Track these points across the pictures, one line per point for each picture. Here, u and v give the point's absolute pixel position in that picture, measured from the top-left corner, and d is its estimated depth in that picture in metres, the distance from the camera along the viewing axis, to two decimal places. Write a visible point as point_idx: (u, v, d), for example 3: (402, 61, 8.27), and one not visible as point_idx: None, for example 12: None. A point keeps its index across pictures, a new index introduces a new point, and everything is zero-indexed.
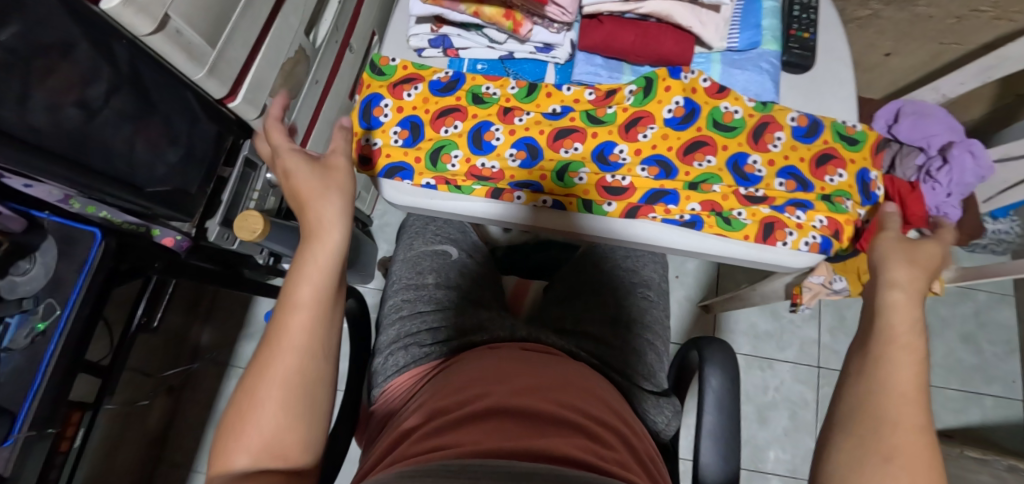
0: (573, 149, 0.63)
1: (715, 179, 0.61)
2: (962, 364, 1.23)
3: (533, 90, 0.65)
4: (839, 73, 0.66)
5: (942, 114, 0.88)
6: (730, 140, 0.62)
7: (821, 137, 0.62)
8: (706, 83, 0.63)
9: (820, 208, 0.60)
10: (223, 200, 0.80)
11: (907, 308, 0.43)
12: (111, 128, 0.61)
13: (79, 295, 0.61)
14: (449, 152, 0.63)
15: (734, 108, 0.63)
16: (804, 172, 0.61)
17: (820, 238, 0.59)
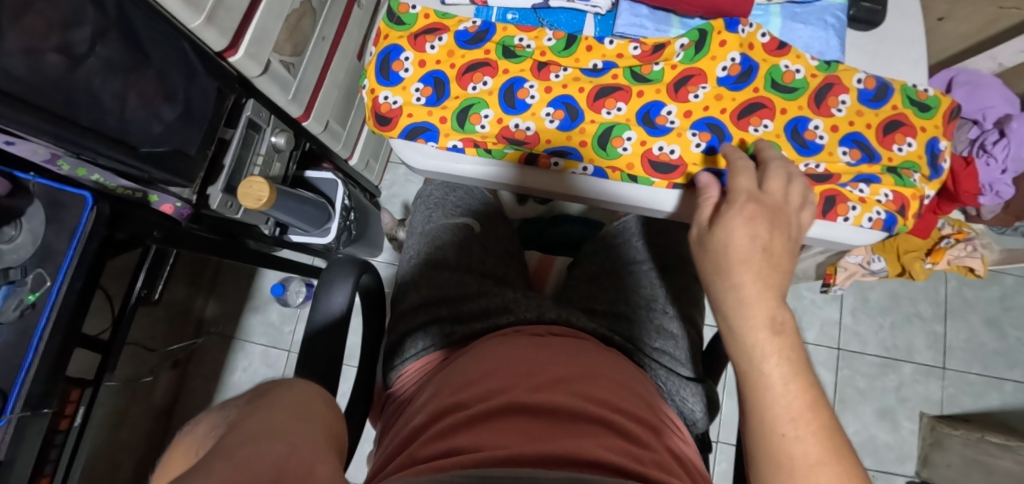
0: (616, 110, 0.57)
1: (772, 149, 0.55)
2: (984, 348, 1.19)
3: (571, 43, 0.58)
4: (908, 32, 0.60)
5: (997, 83, 0.82)
6: (790, 103, 0.56)
7: (890, 102, 0.56)
8: (765, 38, 0.56)
9: (886, 182, 0.55)
10: (225, 164, 0.74)
11: (784, 336, 0.42)
12: (100, 80, 0.54)
13: (71, 264, 0.54)
14: (478, 112, 0.58)
15: (795, 67, 0.56)
16: (871, 139, 0.55)
17: (885, 214, 0.55)
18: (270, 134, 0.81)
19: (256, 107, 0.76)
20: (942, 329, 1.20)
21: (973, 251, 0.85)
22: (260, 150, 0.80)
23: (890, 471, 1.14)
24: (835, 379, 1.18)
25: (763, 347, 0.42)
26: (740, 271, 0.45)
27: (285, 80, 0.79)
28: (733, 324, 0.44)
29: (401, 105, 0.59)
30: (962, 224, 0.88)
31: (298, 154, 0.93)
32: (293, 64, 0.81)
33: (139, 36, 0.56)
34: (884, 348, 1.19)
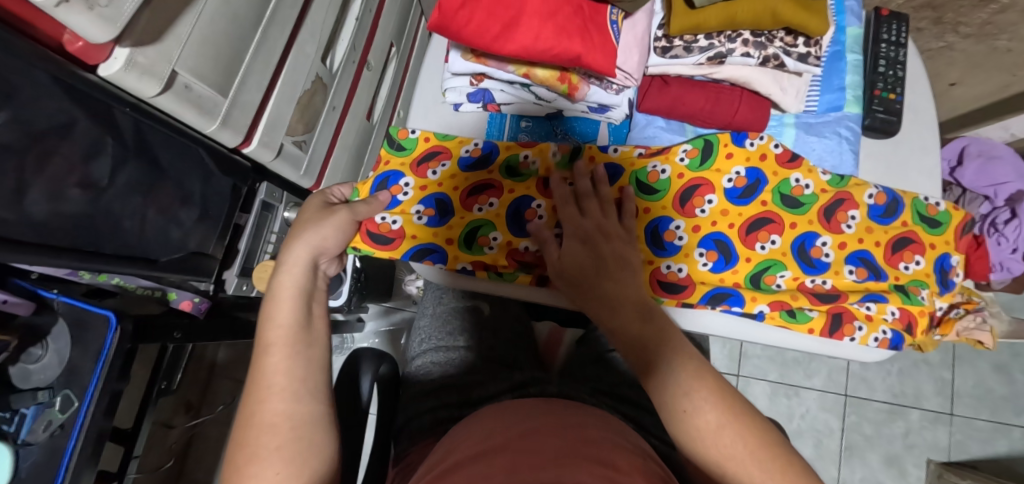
0: None
1: (779, 268, 0.55)
2: (992, 394, 1.19)
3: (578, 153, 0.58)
4: (924, 139, 0.60)
5: (1010, 155, 0.83)
6: (799, 217, 0.56)
7: (900, 218, 0.56)
8: (777, 149, 0.56)
9: (894, 299, 0.55)
10: (240, 249, 0.75)
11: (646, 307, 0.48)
12: (121, 202, 0.56)
13: (97, 384, 0.55)
14: (487, 234, 0.58)
15: (806, 181, 0.56)
16: (879, 258, 0.55)
17: (891, 333, 0.54)
18: (283, 210, 0.81)
19: (269, 188, 0.77)
20: (950, 375, 1.20)
21: (983, 322, 0.85)
22: (274, 228, 0.80)
23: None
24: (842, 425, 1.19)
25: (639, 315, 0.46)
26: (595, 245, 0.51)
27: (297, 157, 0.80)
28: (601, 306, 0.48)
29: (403, 227, 0.58)
30: (972, 292, 0.89)
31: None
32: (305, 141, 0.81)
33: (156, 153, 0.58)
34: (891, 394, 1.20)
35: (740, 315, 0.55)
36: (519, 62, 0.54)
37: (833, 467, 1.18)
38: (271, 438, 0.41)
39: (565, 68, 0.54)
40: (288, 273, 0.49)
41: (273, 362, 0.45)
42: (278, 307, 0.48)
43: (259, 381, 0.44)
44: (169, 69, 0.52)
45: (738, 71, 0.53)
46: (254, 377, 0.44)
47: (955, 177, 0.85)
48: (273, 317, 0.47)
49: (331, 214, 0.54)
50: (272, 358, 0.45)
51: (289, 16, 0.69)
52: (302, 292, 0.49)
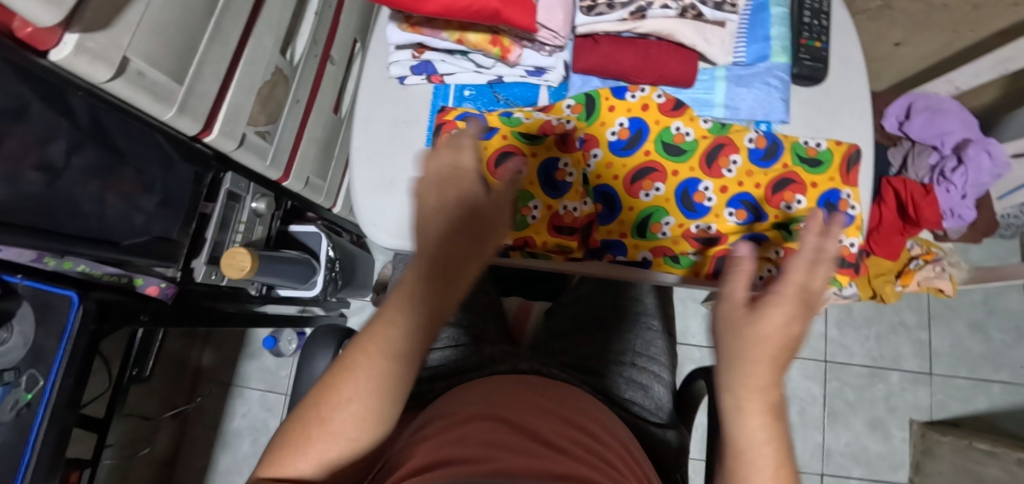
0: (517, 172, 0.58)
1: (661, 214, 0.58)
2: (970, 353, 1.20)
3: (539, 135, 0.59)
4: (853, 83, 0.62)
5: (956, 107, 0.85)
6: (680, 165, 0.59)
7: (781, 161, 0.58)
8: (661, 98, 0.59)
9: (776, 239, 0.58)
10: (207, 238, 0.77)
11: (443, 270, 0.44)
12: (78, 187, 0.58)
13: (61, 364, 0.57)
14: (478, 206, 0.59)
15: (687, 129, 0.59)
16: (759, 199, 0.58)
17: (776, 270, 0.57)
18: (251, 201, 0.83)
19: (234, 179, 0.79)
20: (927, 336, 1.21)
21: (942, 272, 0.87)
22: (241, 218, 0.82)
23: (883, 480, 1.17)
24: (824, 392, 1.20)
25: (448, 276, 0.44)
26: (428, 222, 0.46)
27: (262, 148, 0.81)
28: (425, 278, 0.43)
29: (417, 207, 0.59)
30: (930, 244, 0.91)
31: (281, 212, 0.96)
32: (269, 131, 0.83)
33: (114, 139, 0.60)
34: (870, 358, 1.21)
35: (625, 263, 0.59)
36: (452, 28, 0.56)
37: (818, 433, 1.18)
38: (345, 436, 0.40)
39: (496, 31, 0.56)
40: None
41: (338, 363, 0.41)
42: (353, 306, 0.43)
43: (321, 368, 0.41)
44: (121, 55, 0.54)
45: (661, 24, 0.54)
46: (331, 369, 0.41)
47: (903, 131, 0.87)
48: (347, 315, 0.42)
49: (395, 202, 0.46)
50: (388, 335, 0.41)
51: (243, 8, 0.71)
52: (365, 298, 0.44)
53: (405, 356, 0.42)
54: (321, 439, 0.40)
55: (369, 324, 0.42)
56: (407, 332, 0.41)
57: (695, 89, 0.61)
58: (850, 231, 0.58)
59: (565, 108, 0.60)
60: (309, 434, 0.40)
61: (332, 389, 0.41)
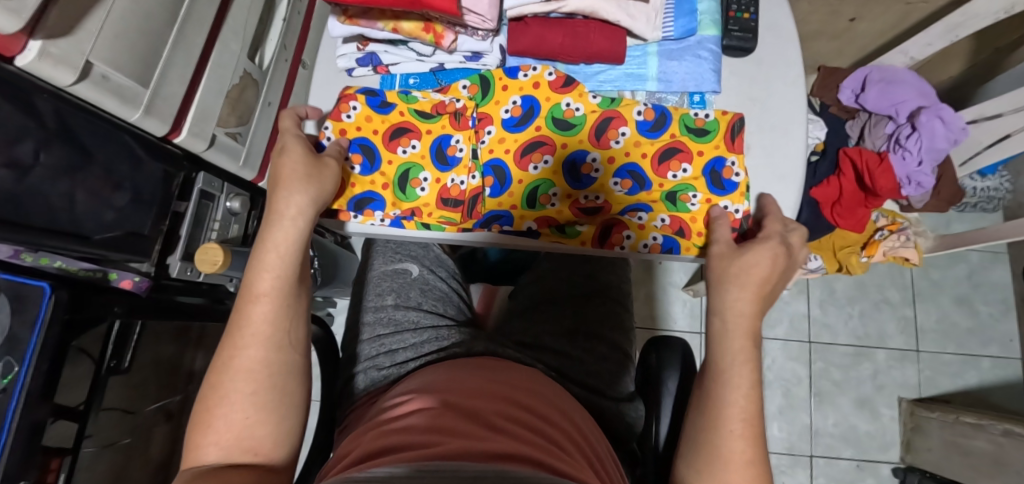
0: (411, 148, 0.63)
1: (548, 187, 0.61)
2: (957, 328, 1.18)
3: (434, 113, 0.63)
4: (784, 52, 0.64)
5: (911, 76, 0.85)
6: (570, 138, 0.61)
7: (668, 131, 0.60)
8: (551, 77, 0.61)
9: (660, 208, 0.61)
10: (181, 235, 0.80)
11: (286, 234, 0.53)
12: (48, 183, 0.62)
13: (34, 352, 0.60)
14: (416, 175, 0.63)
15: (577, 104, 0.61)
16: (646, 169, 0.60)
17: (662, 238, 0.61)
18: (225, 200, 0.87)
19: (206, 178, 0.83)
20: (912, 312, 1.20)
21: (907, 241, 0.88)
22: (216, 216, 0.86)
23: (874, 459, 1.16)
24: (810, 372, 1.19)
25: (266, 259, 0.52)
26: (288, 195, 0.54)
27: (234, 149, 0.85)
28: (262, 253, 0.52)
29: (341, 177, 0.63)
30: (896, 215, 0.91)
31: (258, 212, 0.99)
32: (240, 133, 0.87)
33: (80, 138, 0.64)
34: (855, 337, 1.20)
35: (513, 233, 0.63)
36: (386, 18, 0.59)
37: (805, 414, 1.18)
38: (257, 402, 0.47)
39: (428, 18, 0.59)
40: (280, 231, 0.53)
41: (258, 310, 0.50)
42: (267, 258, 0.52)
43: (232, 332, 0.49)
44: (84, 60, 0.58)
45: (583, 2, 0.57)
46: (239, 324, 0.50)
47: (859, 103, 0.87)
48: (259, 274, 0.51)
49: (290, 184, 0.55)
50: (261, 307, 0.50)
51: (206, 15, 0.76)
52: (290, 250, 0.53)
53: (280, 321, 0.51)
54: (220, 410, 0.46)
55: (243, 301, 0.51)
56: (274, 301, 0.51)
57: (628, 65, 0.63)
58: (736, 197, 0.59)
59: (461, 88, 0.63)
60: (211, 407, 0.47)
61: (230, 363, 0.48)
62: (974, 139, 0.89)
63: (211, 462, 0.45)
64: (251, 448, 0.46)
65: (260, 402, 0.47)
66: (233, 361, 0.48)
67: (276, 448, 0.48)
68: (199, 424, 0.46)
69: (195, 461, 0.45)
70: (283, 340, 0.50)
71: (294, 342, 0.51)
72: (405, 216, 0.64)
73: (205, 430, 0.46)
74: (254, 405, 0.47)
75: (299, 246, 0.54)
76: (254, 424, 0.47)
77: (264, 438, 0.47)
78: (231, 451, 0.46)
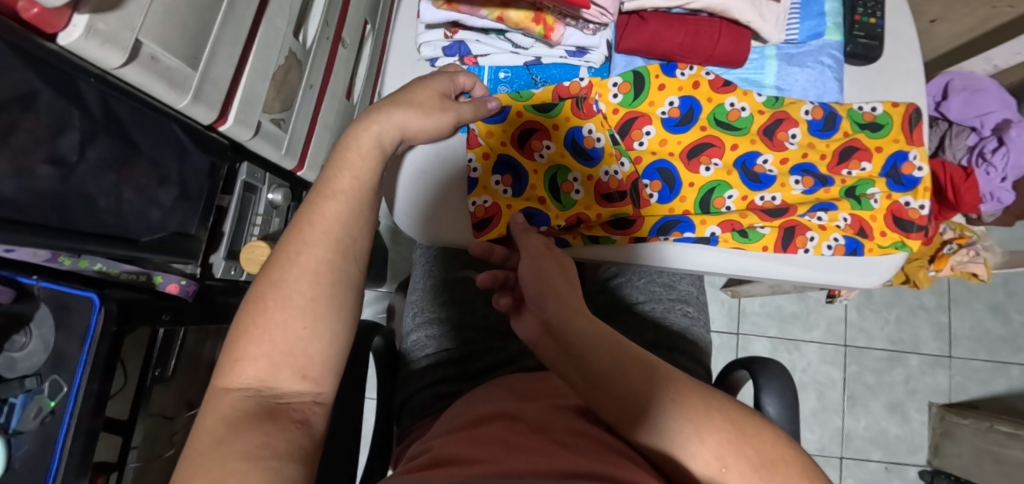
0: (546, 149, 0.56)
1: (724, 188, 0.55)
2: (989, 335, 1.19)
3: (554, 102, 0.56)
4: (907, 63, 0.59)
5: (994, 86, 0.82)
6: (738, 139, 0.56)
7: (840, 130, 0.56)
8: (710, 75, 0.56)
9: (844, 206, 0.54)
10: (225, 232, 0.73)
11: (370, 138, 0.46)
12: (93, 181, 0.54)
13: (85, 369, 0.54)
14: (567, 178, 0.56)
15: (741, 104, 0.56)
16: (821, 168, 0.55)
17: (844, 239, 0.54)
18: (267, 192, 0.79)
19: (250, 168, 0.75)
20: (947, 319, 1.20)
21: (976, 256, 0.86)
22: (258, 210, 0.78)
23: (902, 462, 1.17)
24: (843, 376, 1.19)
25: (343, 159, 0.45)
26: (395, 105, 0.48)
27: (277, 136, 0.78)
28: (341, 154, 0.45)
29: (494, 204, 0.55)
30: (963, 228, 0.90)
31: (297, 203, 0.92)
32: (283, 119, 0.79)
33: (128, 129, 0.57)
34: (890, 342, 1.20)
35: (694, 240, 0.55)
36: (492, 5, 0.52)
37: (838, 417, 1.19)
38: (309, 320, 0.38)
39: (539, 8, 0.52)
40: (364, 130, 0.46)
41: (330, 209, 0.42)
42: (348, 156, 0.45)
43: (295, 228, 0.41)
44: (133, 38, 0.50)
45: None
46: (305, 221, 0.41)
47: (940, 112, 0.85)
48: (337, 173, 0.44)
49: (412, 87, 0.50)
50: (333, 206, 0.42)
51: None
52: (377, 156, 0.46)
53: (353, 227, 0.43)
54: (275, 311, 0.38)
55: (313, 196, 0.43)
56: (352, 204, 0.43)
57: (744, 68, 0.58)
58: (920, 193, 0.54)
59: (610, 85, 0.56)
60: (266, 307, 0.38)
61: (281, 267, 0.39)
62: None
63: (247, 377, 0.37)
64: (301, 369, 0.37)
65: (322, 314, 0.38)
66: (295, 260, 0.39)
67: (330, 374, 0.39)
68: (242, 320, 0.38)
69: (229, 382, 0.36)
70: (353, 250, 0.42)
71: (361, 254, 0.43)
72: (572, 224, 0.54)
73: (254, 333, 0.37)
74: (313, 315, 0.38)
75: (380, 150, 0.46)
76: (309, 338, 0.38)
77: (319, 356, 0.38)
78: (278, 368, 0.37)
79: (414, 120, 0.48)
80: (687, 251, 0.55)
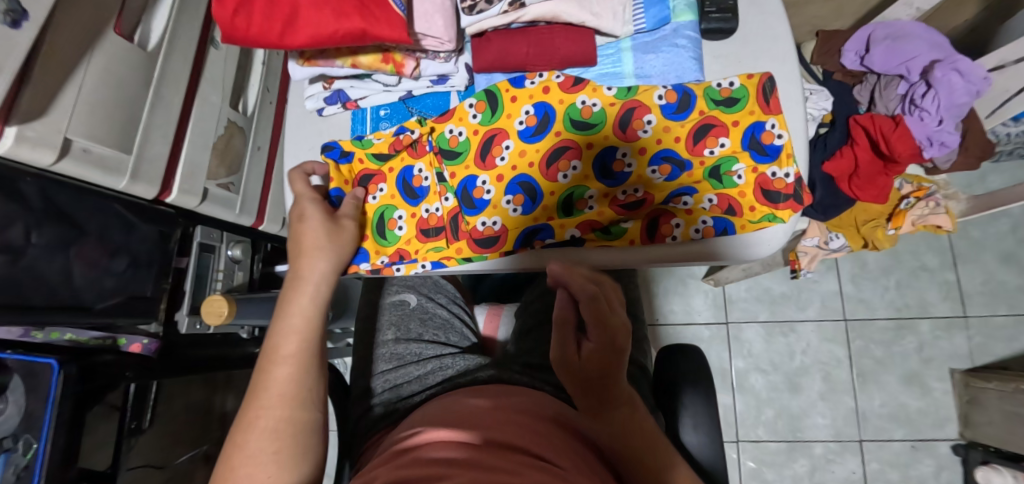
0: (380, 192, 0.64)
1: (584, 191, 0.57)
2: (1005, 287, 1.11)
3: (391, 152, 0.62)
4: (772, 28, 0.59)
5: (919, 29, 0.79)
6: (595, 137, 0.58)
7: (696, 109, 0.56)
8: (559, 78, 0.58)
9: (706, 188, 0.56)
10: (187, 290, 0.81)
11: (302, 297, 0.52)
12: (44, 261, 0.63)
13: (50, 427, 0.62)
14: (392, 216, 0.63)
15: (593, 100, 0.58)
16: (681, 152, 0.56)
17: (712, 220, 0.56)
18: (225, 249, 0.88)
19: (205, 230, 0.84)
20: (955, 276, 1.12)
21: (937, 207, 0.82)
22: (218, 267, 0.87)
23: (930, 438, 1.08)
24: (848, 353, 1.13)
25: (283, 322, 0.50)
26: (307, 255, 0.55)
27: (228, 199, 0.86)
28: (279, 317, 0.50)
29: None
30: (921, 179, 0.84)
31: (263, 255, 1.00)
32: (232, 182, 0.87)
33: (71, 214, 0.65)
34: (895, 309, 1.13)
35: (558, 244, 0.58)
36: (344, 55, 0.59)
37: (849, 397, 1.12)
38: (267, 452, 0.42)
39: (385, 49, 0.58)
40: (299, 294, 0.52)
41: (279, 374, 0.47)
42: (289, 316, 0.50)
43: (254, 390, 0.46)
44: (61, 137, 0.59)
45: (543, 8, 0.55)
46: (262, 388, 0.46)
47: (866, 65, 0.81)
48: (281, 340, 0.48)
49: (310, 226, 0.57)
50: (283, 370, 0.47)
51: (180, 74, 0.76)
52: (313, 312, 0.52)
53: (306, 380, 0.47)
54: (242, 468, 0.42)
55: (264, 365, 0.48)
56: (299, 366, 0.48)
57: (601, 65, 0.60)
58: (784, 161, 0.55)
59: (467, 107, 0.60)
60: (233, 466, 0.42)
61: (243, 430, 0.44)
62: None
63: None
64: None
65: (284, 458, 0.43)
66: (255, 422, 0.44)
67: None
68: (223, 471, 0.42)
69: None
70: (310, 401, 0.47)
71: (317, 401, 0.47)
72: (394, 260, 0.62)
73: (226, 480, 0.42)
74: (277, 462, 0.43)
75: (317, 306, 0.52)
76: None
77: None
78: None
79: (332, 263, 0.56)
80: (556, 254, 0.59)
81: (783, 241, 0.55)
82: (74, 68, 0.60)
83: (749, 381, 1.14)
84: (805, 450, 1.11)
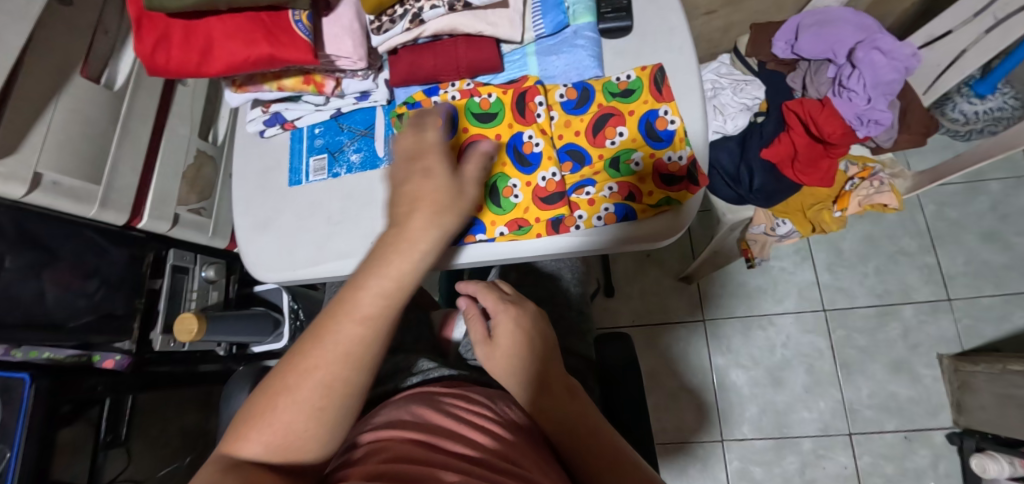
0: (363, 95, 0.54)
1: (507, 179, 0.59)
2: (990, 266, 1.08)
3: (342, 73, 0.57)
4: (667, 21, 0.62)
5: (845, 14, 0.80)
6: (497, 126, 0.60)
7: (594, 103, 0.59)
8: (469, 86, 0.63)
9: (605, 177, 0.58)
10: (160, 310, 0.88)
11: None
12: (18, 284, 0.68)
13: (22, 437, 0.68)
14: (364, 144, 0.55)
15: (489, 95, 0.62)
16: (583, 145, 0.59)
17: (613, 207, 0.57)
18: (199, 271, 0.95)
19: (177, 253, 0.91)
20: (935, 258, 1.10)
21: (881, 186, 0.81)
22: (193, 286, 0.93)
23: (924, 428, 1.04)
24: (830, 343, 1.10)
25: None
26: None
27: (200, 223, 0.93)
28: None
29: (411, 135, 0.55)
30: (866, 160, 0.84)
31: (241, 275, 1.06)
32: (204, 207, 0.94)
33: (45, 242, 0.71)
34: (875, 296, 1.11)
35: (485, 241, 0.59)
36: (270, 79, 0.64)
37: (835, 389, 1.09)
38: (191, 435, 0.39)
39: (306, 71, 0.63)
40: None
41: None
42: None
43: None
44: (33, 171, 0.66)
45: (441, 22, 0.59)
46: None
47: (797, 53, 0.82)
48: None
49: None
50: None
51: (148, 110, 0.83)
52: None
53: None
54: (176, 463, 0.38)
55: None
56: (371, 331, 0.43)
57: (508, 70, 0.63)
58: (678, 145, 0.57)
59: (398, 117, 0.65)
60: (276, 399, 0.41)
61: None
62: (934, 62, 0.83)
63: (252, 458, 0.40)
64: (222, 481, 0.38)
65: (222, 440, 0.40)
66: None
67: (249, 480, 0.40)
68: None
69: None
70: None
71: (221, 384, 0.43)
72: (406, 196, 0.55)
73: None
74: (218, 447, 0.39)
75: None
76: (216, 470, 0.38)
77: (311, 453, 0.42)
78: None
79: None
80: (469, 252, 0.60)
81: (680, 226, 0.57)
82: (42, 107, 0.67)
83: (730, 378, 1.12)
84: (793, 446, 1.08)
